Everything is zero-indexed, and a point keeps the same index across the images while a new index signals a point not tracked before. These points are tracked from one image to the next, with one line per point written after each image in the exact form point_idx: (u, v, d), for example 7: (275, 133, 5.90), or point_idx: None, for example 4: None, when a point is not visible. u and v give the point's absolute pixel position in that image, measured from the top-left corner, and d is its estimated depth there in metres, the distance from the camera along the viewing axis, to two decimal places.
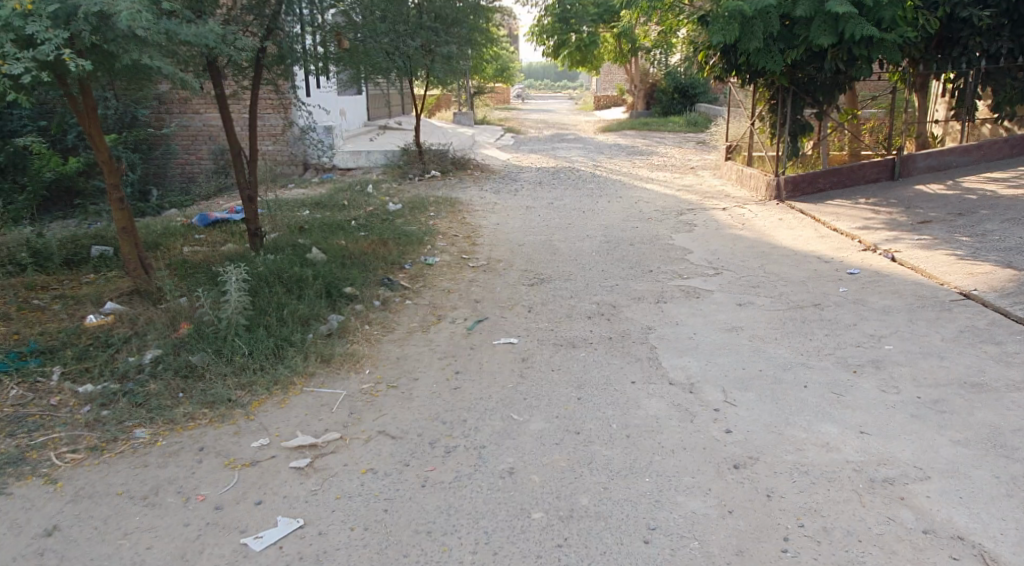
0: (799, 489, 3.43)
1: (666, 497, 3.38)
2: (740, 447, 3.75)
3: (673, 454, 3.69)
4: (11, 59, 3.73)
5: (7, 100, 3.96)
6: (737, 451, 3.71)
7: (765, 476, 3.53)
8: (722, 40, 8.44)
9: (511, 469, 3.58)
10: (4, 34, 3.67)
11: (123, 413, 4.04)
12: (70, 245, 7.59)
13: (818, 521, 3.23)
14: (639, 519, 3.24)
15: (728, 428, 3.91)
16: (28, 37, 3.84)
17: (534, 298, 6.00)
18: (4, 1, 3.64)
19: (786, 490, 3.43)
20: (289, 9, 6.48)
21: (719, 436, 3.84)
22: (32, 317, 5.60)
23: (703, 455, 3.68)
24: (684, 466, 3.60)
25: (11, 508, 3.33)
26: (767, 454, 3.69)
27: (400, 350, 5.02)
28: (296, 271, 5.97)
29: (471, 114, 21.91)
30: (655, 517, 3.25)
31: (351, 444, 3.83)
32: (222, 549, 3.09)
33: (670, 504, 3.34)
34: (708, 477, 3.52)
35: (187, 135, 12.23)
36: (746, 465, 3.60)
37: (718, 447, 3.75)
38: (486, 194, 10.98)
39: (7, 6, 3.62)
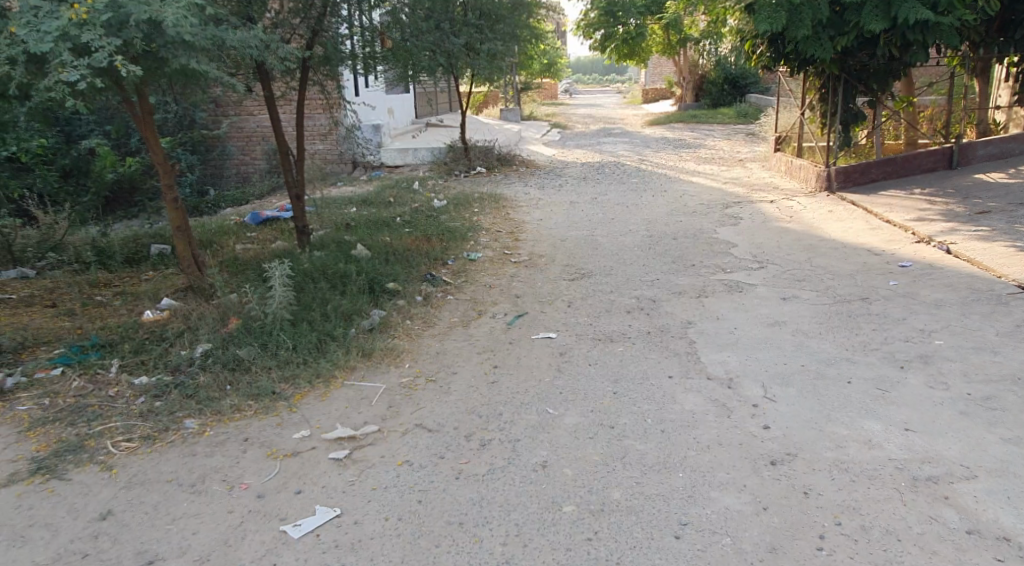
0: (837, 487, 3.40)
1: (700, 493, 3.38)
2: (779, 443, 3.71)
3: (709, 451, 3.67)
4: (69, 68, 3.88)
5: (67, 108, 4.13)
6: (775, 448, 3.68)
7: (804, 473, 3.49)
8: (770, 29, 8.23)
9: (544, 462, 3.61)
10: (63, 42, 3.82)
11: (174, 405, 4.19)
12: (130, 244, 7.88)
13: (856, 519, 3.19)
14: (671, 514, 3.24)
15: (766, 423, 3.88)
16: (85, 45, 3.98)
17: (574, 293, 6.00)
18: (61, 12, 3.80)
19: (823, 487, 3.39)
20: (334, 11, 6.65)
21: (757, 433, 3.81)
22: (94, 313, 5.85)
23: (740, 452, 3.65)
24: (720, 462, 3.59)
25: (69, 493, 3.48)
26: (806, 451, 3.65)
27: (440, 345, 5.09)
28: (340, 267, 6.11)
29: (517, 110, 21.96)
30: (687, 513, 3.25)
31: (389, 436, 3.92)
32: (263, 534, 3.19)
33: (703, 499, 3.33)
34: (743, 474, 3.50)
35: (241, 136, 12.52)
36: (784, 461, 3.57)
37: (756, 444, 3.72)
38: (530, 190, 11.01)
39: (63, 16, 3.77)
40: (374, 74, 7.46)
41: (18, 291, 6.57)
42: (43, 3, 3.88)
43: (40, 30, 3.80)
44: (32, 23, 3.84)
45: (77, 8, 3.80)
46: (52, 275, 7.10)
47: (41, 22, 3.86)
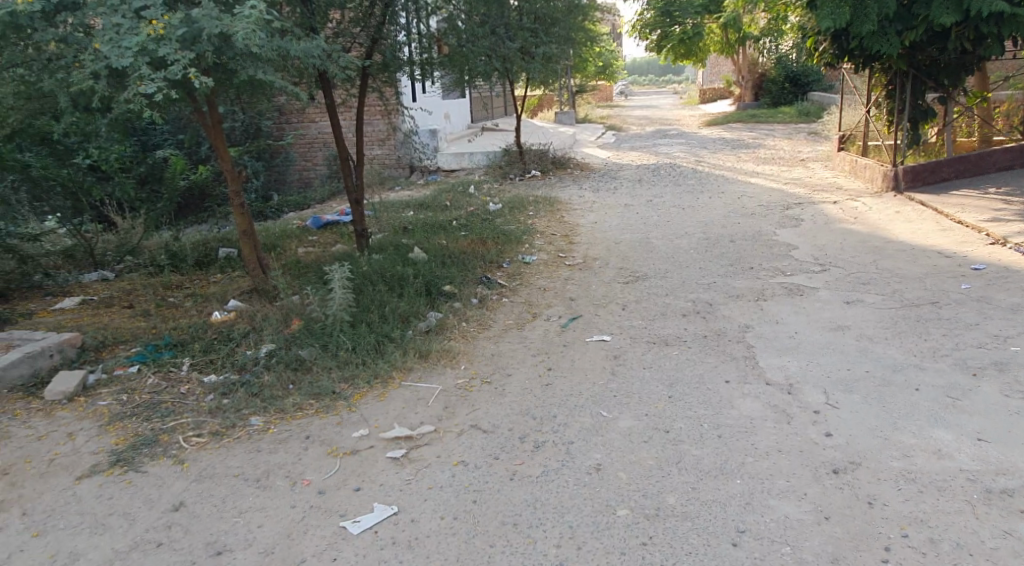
0: (904, 497, 3.32)
1: (758, 500, 3.34)
2: (841, 451, 3.65)
3: (767, 457, 3.63)
4: (147, 81, 4.05)
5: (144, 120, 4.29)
6: (838, 456, 3.62)
7: (868, 482, 3.43)
8: (833, 25, 8.15)
9: (598, 465, 3.63)
10: (141, 57, 3.97)
11: (240, 402, 4.34)
12: (199, 247, 8.19)
13: (924, 532, 3.12)
14: (728, 520, 3.22)
15: (827, 431, 3.82)
16: (161, 59, 4.14)
17: (628, 296, 6.00)
18: (140, 28, 3.93)
19: (889, 498, 3.32)
20: (393, 19, 6.82)
21: (818, 440, 3.75)
22: (168, 313, 6.11)
23: (801, 459, 3.60)
24: (779, 469, 3.54)
25: (144, 484, 3.62)
26: (870, 460, 3.58)
27: (495, 346, 5.15)
28: (397, 270, 6.25)
29: (573, 112, 21.95)
30: (745, 520, 3.23)
31: (445, 436, 3.99)
32: (324, 529, 3.27)
33: (762, 507, 3.30)
34: (804, 482, 3.45)
35: (303, 143, 12.85)
36: (847, 470, 3.51)
37: (817, 451, 3.66)
38: (585, 192, 11.01)
39: (142, 32, 3.91)
40: (432, 81, 7.62)
41: (100, 292, 6.95)
42: (124, 20, 4.02)
43: (121, 45, 3.94)
44: (114, 39, 4.00)
45: (154, 25, 3.95)
46: (129, 278, 7.50)
47: (122, 38, 4.00)
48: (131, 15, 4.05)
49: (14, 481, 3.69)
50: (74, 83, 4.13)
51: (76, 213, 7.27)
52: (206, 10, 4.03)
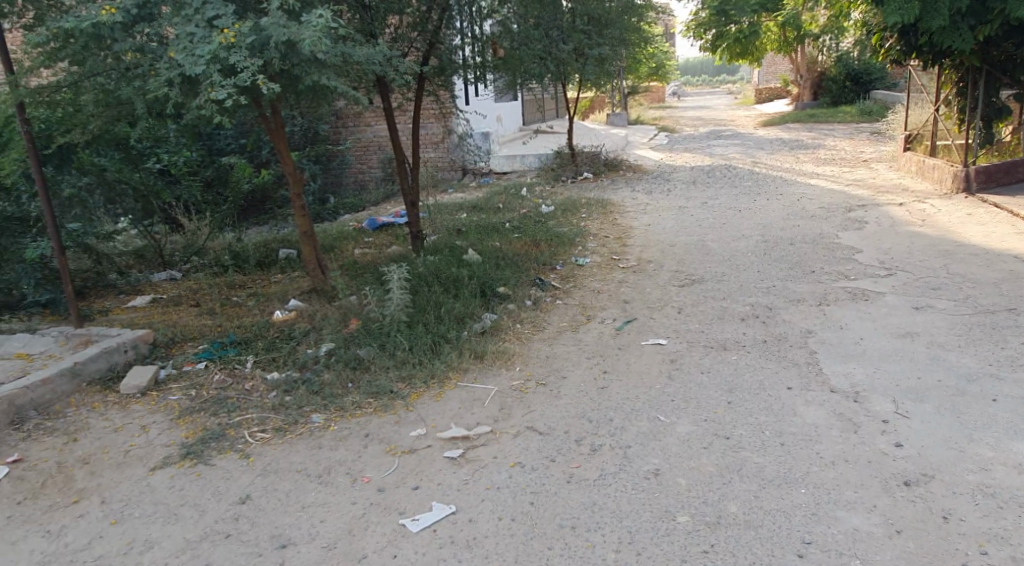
0: (982, 513, 3.21)
1: (824, 511, 3.27)
2: (912, 463, 3.55)
3: (833, 467, 3.55)
4: (218, 88, 4.17)
5: (214, 125, 4.42)
6: (908, 468, 3.52)
7: (941, 496, 3.33)
8: (900, 21, 7.81)
9: (656, 470, 3.60)
10: (213, 64, 4.10)
11: (302, 399, 4.45)
12: (261, 248, 8.41)
13: (1005, 549, 3.01)
14: (794, 531, 3.17)
15: (898, 441, 3.71)
16: (231, 66, 4.26)
17: (684, 299, 5.94)
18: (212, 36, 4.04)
19: (966, 512, 3.22)
20: (449, 24, 6.92)
21: (887, 450, 3.65)
22: (232, 312, 6.30)
23: (869, 470, 3.51)
24: (846, 479, 3.46)
25: (212, 477, 3.73)
26: (944, 473, 3.47)
27: (550, 348, 5.15)
28: (452, 271, 6.32)
29: (625, 114, 21.83)
30: (810, 531, 3.17)
31: (502, 437, 4.02)
32: (383, 527, 3.32)
33: (828, 518, 3.23)
34: (873, 493, 3.36)
35: (359, 147, 13.06)
36: (919, 482, 3.41)
37: (886, 462, 3.56)
38: (638, 194, 10.93)
39: (214, 40, 4.02)
40: (483, 82, 7.65)
41: (167, 291, 7.26)
42: (197, 29, 4.13)
43: (194, 54, 4.07)
44: (187, 48, 4.12)
45: (226, 33, 4.06)
46: (195, 277, 7.75)
47: (195, 46, 4.13)
48: (204, 24, 4.17)
49: (93, 469, 3.81)
50: (150, 91, 4.29)
51: (146, 215, 7.64)
52: (274, 18, 4.14)
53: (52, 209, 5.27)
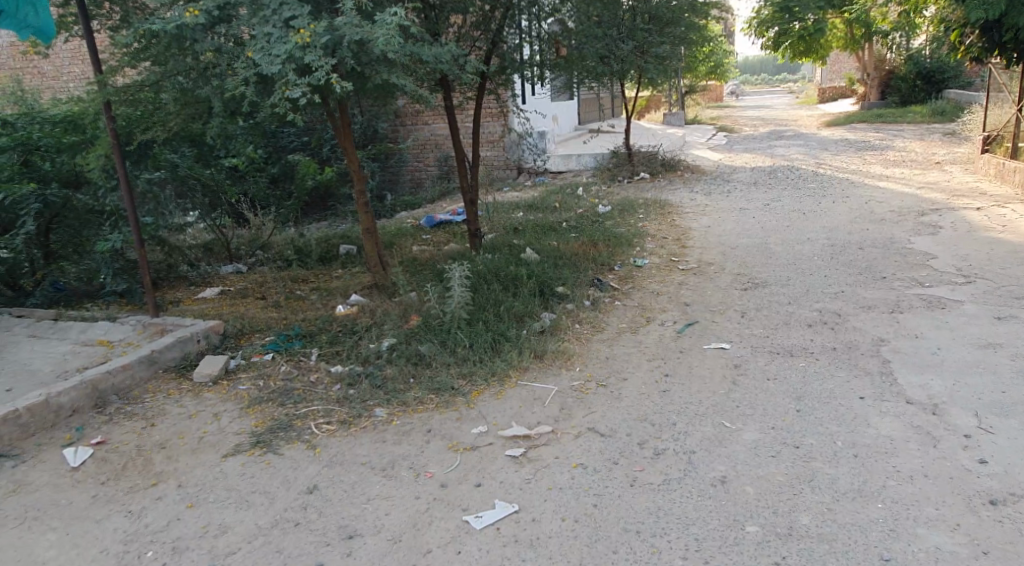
0: None
1: (903, 528, 3.17)
2: (997, 481, 3.41)
3: (911, 481, 3.44)
4: (293, 86, 4.27)
5: (288, 122, 4.53)
6: (993, 486, 3.38)
7: None
8: (984, 16, 7.66)
9: (723, 477, 3.55)
10: (289, 63, 4.19)
11: (365, 393, 4.53)
12: (323, 243, 8.58)
13: None
14: (870, 547, 3.08)
15: (981, 457, 3.58)
16: (305, 65, 4.36)
17: (747, 303, 5.84)
18: (288, 36, 4.14)
19: None
20: (512, 22, 6.89)
21: (969, 466, 3.52)
22: (296, 306, 6.44)
23: (949, 487, 3.39)
24: (925, 495, 3.35)
25: (281, 466, 3.82)
26: None
27: (609, 350, 5.12)
28: (511, 270, 6.34)
29: (682, 114, 21.55)
30: (889, 547, 3.08)
31: (563, 437, 4.01)
32: (448, 522, 3.34)
33: (907, 535, 3.13)
34: (955, 511, 3.25)
35: (417, 145, 13.19)
36: (1006, 502, 3.28)
37: (969, 480, 3.44)
38: (697, 196, 10.77)
39: (290, 40, 4.11)
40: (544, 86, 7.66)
41: (234, 283, 7.46)
42: (275, 30, 4.24)
43: (271, 53, 4.18)
44: (265, 48, 4.23)
45: (302, 33, 4.15)
46: (260, 271, 7.99)
47: (272, 47, 4.24)
48: (281, 25, 4.27)
49: (170, 454, 3.94)
50: (228, 89, 4.43)
51: (214, 210, 7.86)
52: (348, 18, 4.20)
53: (133, 203, 5.46)
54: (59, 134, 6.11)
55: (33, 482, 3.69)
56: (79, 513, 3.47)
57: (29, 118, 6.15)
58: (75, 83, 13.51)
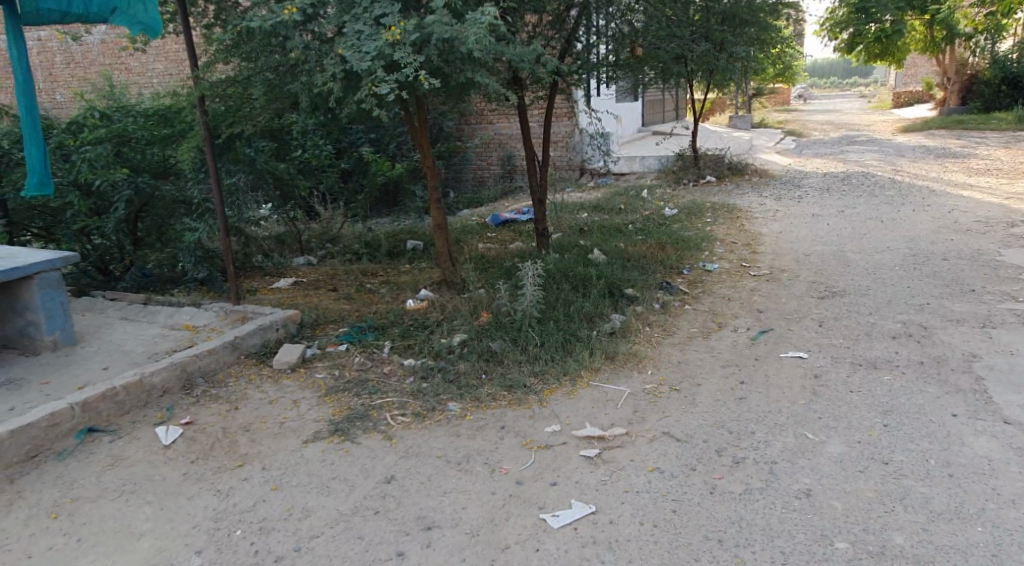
0: None
1: (1008, 554, 3.04)
2: None
3: (1013, 506, 3.29)
4: (381, 82, 4.35)
5: (374, 118, 4.62)
6: None
7: None
8: None
9: (808, 490, 3.47)
10: (378, 60, 4.27)
11: (439, 388, 4.57)
12: (391, 239, 8.71)
13: None
14: None
15: None
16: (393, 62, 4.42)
17: (825, 312, 5.69)
18: (379, 33, 4.21)
19: None
20: (587, 21, 6.88)
21: None
22: (367, 299, 6.56)
23: None
24: None
25: (359, 455, 3.89)
26: None
27: (681, 354, 5.06)
28: (581, 271, 6.33)
29: (749, 117, 21.12)
30: None
31: (638, 441, 3.97)
32: (525, 520, 3.35)
33: (1012, 561, 3.00)
34: None
35: (481, 144, 13.25)
36: None
37: None
38: (767, 200, 10.56)
39: (381, 38, 4.19)
40: (607, 86, 7.70)
41: (307, 275, 7.63)
42: (365, 27, 4.32)
43: (361, 50, 4.26)
44: (354, 45, 4.31)
45: (392, 31, 4.22)
46: (330, 263, 8.18)
47: (362, 44, 4.31)
48: (371, 22, 4.35)
49: (253, 437, 4.06)
50: (317, 85, 4.56)
51: (289, 202, 8.05)
52: (438, 16, 4.22)
53: (220, 193, 5.63)
54: (151, 125, 6.33)
55: (129, 457, 3.83)
56: (172, 489, 3.60)
57: (125, 111, 6.47)
58: (159, 79, 14.04)
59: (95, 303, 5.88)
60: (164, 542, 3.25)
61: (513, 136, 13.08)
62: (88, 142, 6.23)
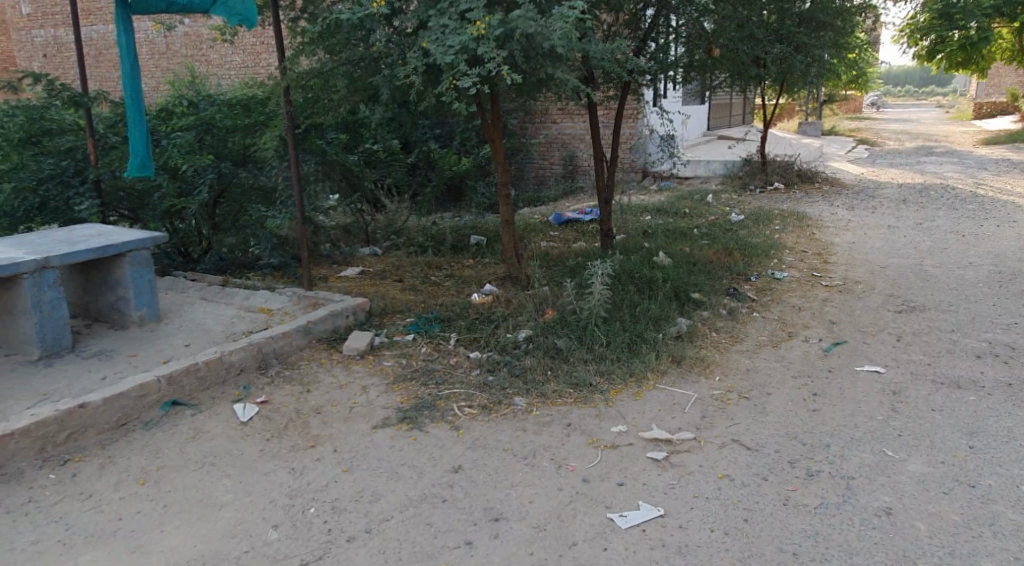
0: None
1: None
2: None
3: None
4: (463, 76, 4.39)
5: (454, 111, 4.66)
6: None
7: None
8: None
9: (888, 508, 3.37)
10: (462, 54, 4.31)
11: (506, 382, 4.59)
12: (455, 233, 8.78)
13: None
14: None
15: None
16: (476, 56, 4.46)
17: (903, 327, 5.51)
18: (464, 27, 4.24)
19: None
20: (664, 21, 6.80)
21: None
22: (432, 291, 6.63)
23: None
24: None
25: (427, 443, 3.93)
26: None
27: (750, 362, 4.96)
28: (646, 273, 6.27)
29: (819, 124, 20.57)
30: None
31: (706, 446, 3.91)
32: (593, 518, 3.34)
33: None
34: None
35: (544, 143, 13.23)
36: None
37: None
38: (838, 210, 10.28)
39: (467, 32, 4.22)
40: (679, 87, 7.62)
41: (374, 265, 7.75)
42: (450, 21, 4.36)
43: (446, 44, 4.30)
44: (439, 39, 4.36)
45: (478, 25, 4.24)
46: (395, 255, 8.29)
47: (447, 37, 4.36)
48: (456, 16, 4.38)
49: (325, 419, 4.15)
50: (400, 77, 4.63)
51: (359, 193, 8.18)
52: (524, 11, 4.21)
53: (298, 181, 5.76)
54: (234, 113, 6.52)
55: (209, 431, 3.96)
56: (249, 464, 3.70)
57: (209, 100, 6.61)
58: (234, 71, 14.44)
59: (177, 283, 6.10)
60: (243, 514, 3.34)
61: (577, 136, 13.02)
62: (177, 128, 6.48)
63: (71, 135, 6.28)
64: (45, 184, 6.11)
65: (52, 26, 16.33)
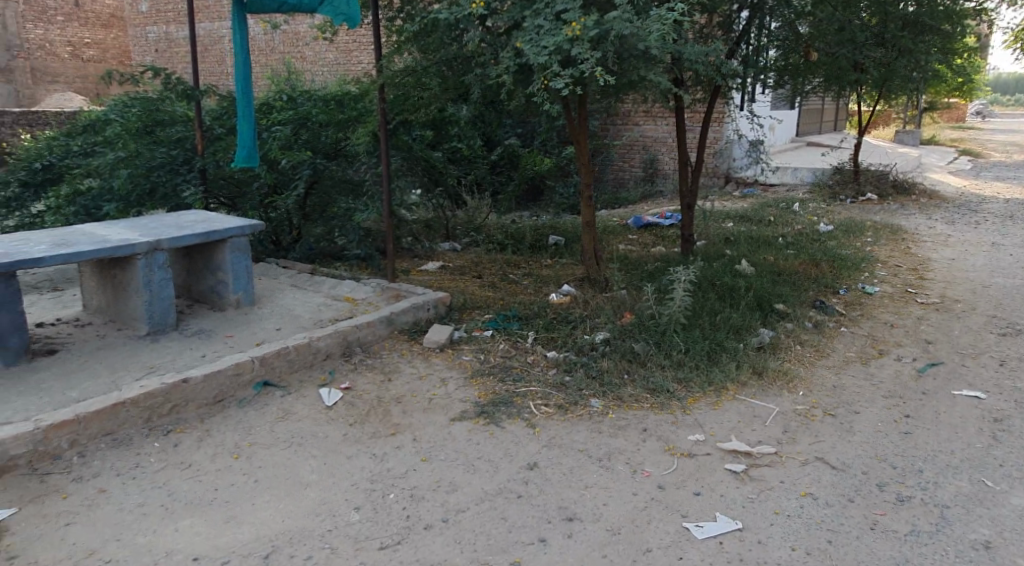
0: None
1: None
2: None
3: None
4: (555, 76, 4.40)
5: (544, 110, 4.68)
6: None
7: None
8: None
9: (986, 541, 3.23)
10: (556, 55, 4.32)
11: (583, 383, 4.59)
12: (535, 232, 8.82)
13: None
14: None
15: None
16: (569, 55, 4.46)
17: (1007, 351, 5.25)
18: (560, 28, 4.24)
19: None
20: (760, 24, 6.63)
21: None
22: (511, 289, 6.68)
23: None
24: None
25: (504, 439, 3.98)
26: None
27: (837, 379, 4.82)
28: (729, 282, 6.16)
29: (917, 133, 19.69)
30: None
31: (787, 462, 3.83)
32: (669, 525, 3.32)
33: None
34: None
35: (625, 145, 13.13)
36: None
37: None
38: (936, 224, 9.85)
39: (562, 33, 4.22)
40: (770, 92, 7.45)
41: (454, 260, 7.87)
42: (546, 22, 4.37)
43: (540, 44, 4.31)
44: (534, 39, 4.38)
45: (573, 26, 4.24)
46: (475, 251, 8.39)
47: (541, 38, 4.37)
48: (552, 17, 4.38)
49: (405, 408, 4.25)
50: (492, 76, 4.69)
51: (443, 190, 8.31)
52: (620, 12, 4.19)
53: (386, 175, 5.90)
54: (329, 109, 6.73)
55: (297, 413, 4.12)
56: (333, 447, 3.83)
57: (307, 96, 6.92)
58: (327, 68, 14.91)
59: (270, 269, 6.35)
60: (327, 495, 3.46)
61: (660, 139, 12.88)
62: (276, 121, 6.73)
63: (182, 126, 6.61)
64: (156, 171, 6.44)
65: (164, 23, 17.19)
